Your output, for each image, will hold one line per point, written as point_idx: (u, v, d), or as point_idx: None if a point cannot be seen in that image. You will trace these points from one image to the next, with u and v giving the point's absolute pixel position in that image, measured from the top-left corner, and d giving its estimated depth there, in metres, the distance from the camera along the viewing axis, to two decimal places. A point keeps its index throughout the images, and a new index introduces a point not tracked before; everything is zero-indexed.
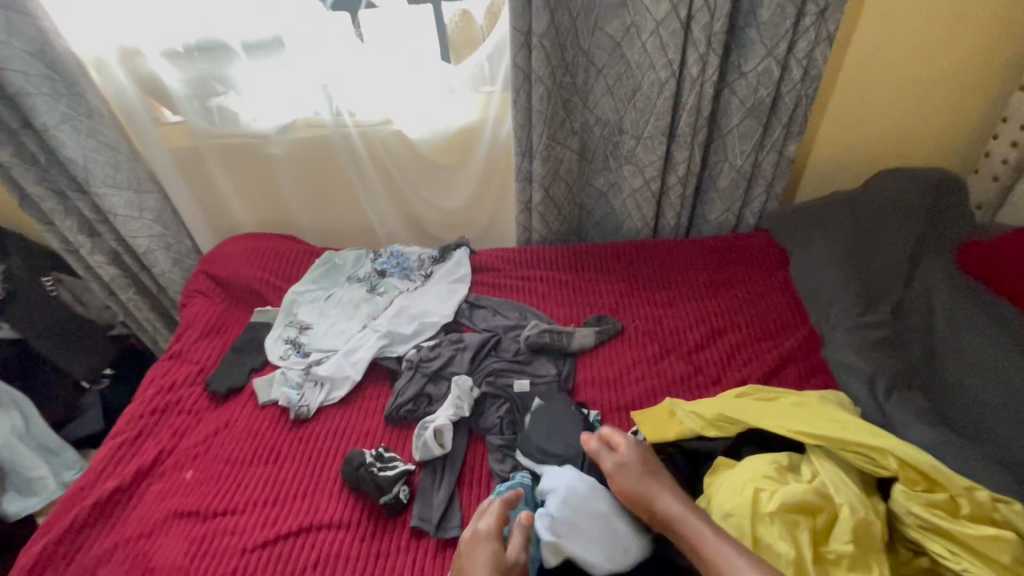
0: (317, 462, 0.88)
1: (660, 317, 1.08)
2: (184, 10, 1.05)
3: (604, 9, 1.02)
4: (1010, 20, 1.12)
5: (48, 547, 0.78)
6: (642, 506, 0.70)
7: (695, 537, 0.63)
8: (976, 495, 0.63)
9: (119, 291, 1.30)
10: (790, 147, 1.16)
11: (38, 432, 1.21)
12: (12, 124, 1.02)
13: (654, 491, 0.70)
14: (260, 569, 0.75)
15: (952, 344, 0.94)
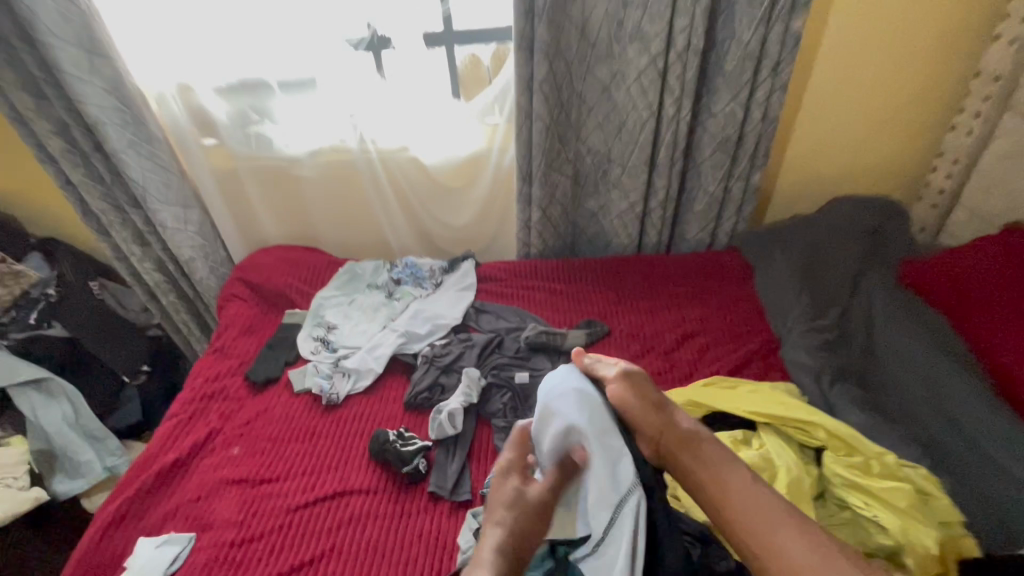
0: (347, 439, 1.02)
1: (642, 321, 1.25)
2: (233, 54, 1.21)
3: (595, 58, 1.21)
4: (938, 72, 1.32)
5: (118, 508, 0.92)
6: (657, 426, 0.83)
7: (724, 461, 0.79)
8: (886, 459, 0.81)
9: (160, 295, 1.44)
10: (755, 177, 1.33)
11: (85, 420, 1.34)
12: (85, 148, 1.17)
13: (672, 409, 0.86)
14: (304, 524, 0.89)
15: (887, 345, 1.11)
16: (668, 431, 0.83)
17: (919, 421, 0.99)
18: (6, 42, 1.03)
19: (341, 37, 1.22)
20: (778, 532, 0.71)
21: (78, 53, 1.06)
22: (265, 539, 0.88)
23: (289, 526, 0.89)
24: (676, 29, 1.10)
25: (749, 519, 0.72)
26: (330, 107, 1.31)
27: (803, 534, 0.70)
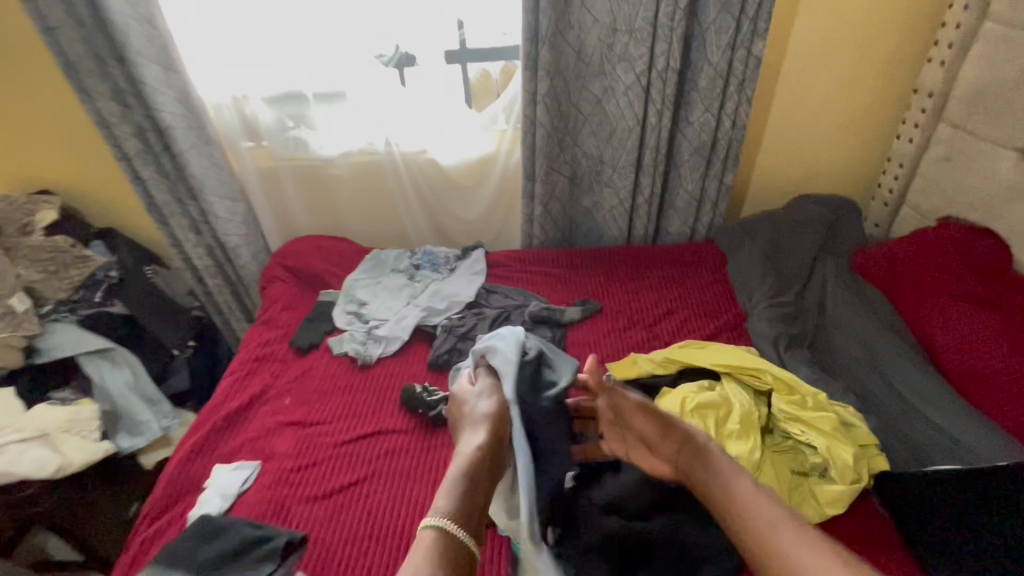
0: (382, 391, 1.22)
1: (629, 300, 1.45)
2: (279, 70, 1.42)
3: (589, 75, 1.42)
4: (882, 89, 1.54)
5: (194, 442, 1.11)
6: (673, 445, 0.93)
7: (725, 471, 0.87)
8: (819, 396, 1.02)
9: (208, 278, 1.64)
10: (728, 177, 1.53)
11: (143, 385, 1.54)
12: (157, 148, 1.37)
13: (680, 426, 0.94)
14: (350, 455, 1.09)
15: (835, 317, 1.32)
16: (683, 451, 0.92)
17: (856, 377, 1.19)
18: (102, 60, 1.25)
19: (373, 55, 1.42)
20: (780, 535, 0.78)
21: (157, 70, 1.27)
22: (317, 466, 1.07)
23: (336, 457, 1.08)
24: (656, 52, 1.31)
25: (756, 529, 0.80)
26: (359, 115, 1.50)
27: (799, 536, 0.78)
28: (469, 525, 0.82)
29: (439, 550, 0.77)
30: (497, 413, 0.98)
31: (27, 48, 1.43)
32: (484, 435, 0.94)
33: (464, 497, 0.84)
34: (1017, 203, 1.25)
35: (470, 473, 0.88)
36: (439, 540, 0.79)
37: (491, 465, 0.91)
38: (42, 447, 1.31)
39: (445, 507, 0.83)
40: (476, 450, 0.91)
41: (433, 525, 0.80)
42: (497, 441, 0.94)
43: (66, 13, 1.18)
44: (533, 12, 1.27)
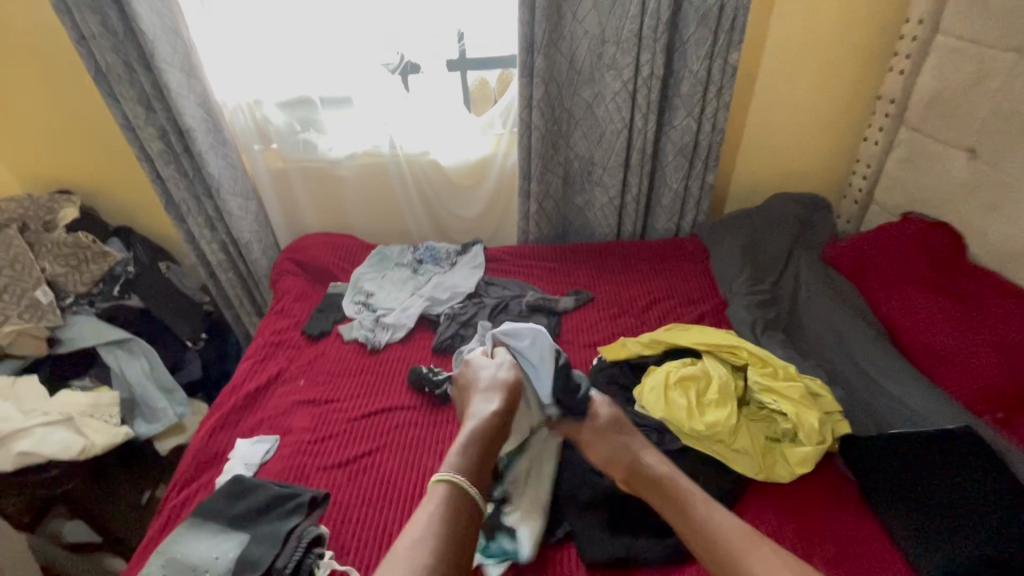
0: (390, 373, 1.31)
1: (619, 291, 1.56)
2: (292, 77, 1.52)
3: (580, 83, 1.53)
4: (849, 96, 1.68)
5: (218, 418, 1.20)
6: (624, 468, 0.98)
7: (684, 498, 0.92)
8: (789, 369, 1.13)
9: (221, 273, 1.73)
10: (710, 177, 1.65)
11: (159, 374, 1.61)
12: (177, 149, 1.48)
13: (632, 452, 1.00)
14: (362, 429, 1.17)
15: (807, 303, 1.43)
16: (633, 473, 0.97)
17: (826, 356, 1.30)
18: (130, 67, 1.36)
19: (380, 63, 1.52)
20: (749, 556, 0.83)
21: (179, 75, 1.38)
22: (333, 439, 1.15)
23: (350, 431, 1.17)
24: (641, 62, 1.43)
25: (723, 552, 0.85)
26: (366, 119, 1.61)
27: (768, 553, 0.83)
28: (477, 483, 0.92)
29: (450, 504, 0.87)
30: (512, 384, 1.08)
31: (55, 57, 1.54)
32: (498, 402, 1.04)
33: (474, 459, 0.94)
34: (970, 198, 1.37)
35: (481, 435, 0.98)
36: (449, 492, 0.89)
37: (501, 427, 1.02)
38: (65, 430, 1.38)
39: (457, 466, 0.92)
40: (492, 413, 1.01)
41: (446, 479, 0.90)
42: (508, 410, 1.04)
43: (100, 24, 1.29)
44: (528, 24, 1.38)
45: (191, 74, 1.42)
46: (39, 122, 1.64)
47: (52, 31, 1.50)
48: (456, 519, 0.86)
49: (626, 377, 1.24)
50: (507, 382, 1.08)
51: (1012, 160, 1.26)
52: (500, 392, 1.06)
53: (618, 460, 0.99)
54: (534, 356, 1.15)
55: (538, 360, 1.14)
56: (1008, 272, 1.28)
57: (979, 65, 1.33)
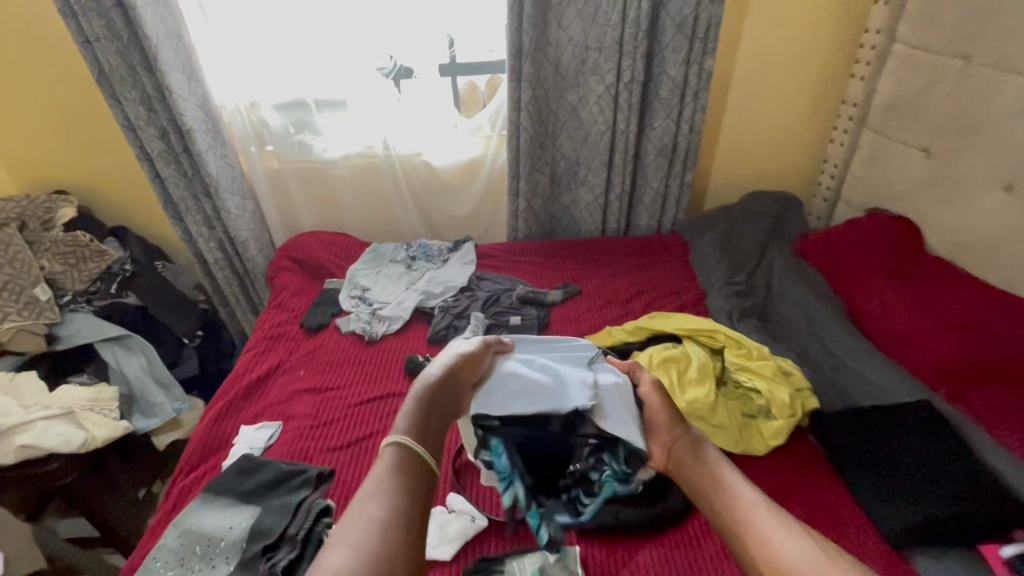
0: (389, 362, 1.37)
1: (604, 284, 1.64)
2: (289, 81, 1.58)
3: (565, 87, 1.62)
4: (816, 100, 1.79)
5: (221, 406, 1.24)
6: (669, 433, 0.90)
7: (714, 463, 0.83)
8: (762, 350, 1.22)
9: (218, 270, 1.77)
10: (689, 176, 1.75)
11: (157, 370, 1.64)
12: (178, 149, 1.53)
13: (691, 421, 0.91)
14: (363, 414, 1.22)
15: (781, 292, 1.53)
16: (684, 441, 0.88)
17: (798, 340, 1.40)
18: (134, 70, 1.41)
19: (375, 68, 1.59)
20: (760, 520, 0.74)
21: (181, 78, 1.44)
22: (334, 423, 1.20)
23: (351, 416, 1.22)
24: (623, 67, 1.52)
25: (736, 513, 0.76)
26: (361, 121, 1.67)
27: (781, 522, 0.73)
28: (427, 446, 0.77)
29: (398, 464, 0.72)
30: (473, 356, 0.93)
31: (55, 61, 1.58)
32: (447, 365, 0.88)
33: (423, 420, 0.79)
34: (926, 193, 1.48)
35: (431, 398, 0.82)
36: (397, 455, 0.74)
37: (450, 397, 0.86)
38: (66, 423, 1.40)
39: (406, 427, 0.78)
40: (438, 378, 0.86)
41: (395, 440, 0.75)
42: (460, 382, 0.89)
43: (104, 28, 1.34)
44: (517, 31, 1.46)
45: (193, 77, 1.48)
46: (36, 125, 1.67)
47: (54, 35, 1.54)
48: (410, 487, 0.71)
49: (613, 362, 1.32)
50: (466, 352, 0.92)
51: (962, 157, 1.38)
52: (450, 360, 0.90)
53: (658, 428, 0.91)
54: (555, 360, 1.02)
55: (557, 358, 1.02)
56: (960, 260, 1.40)
57: (931, 71, 1.45)
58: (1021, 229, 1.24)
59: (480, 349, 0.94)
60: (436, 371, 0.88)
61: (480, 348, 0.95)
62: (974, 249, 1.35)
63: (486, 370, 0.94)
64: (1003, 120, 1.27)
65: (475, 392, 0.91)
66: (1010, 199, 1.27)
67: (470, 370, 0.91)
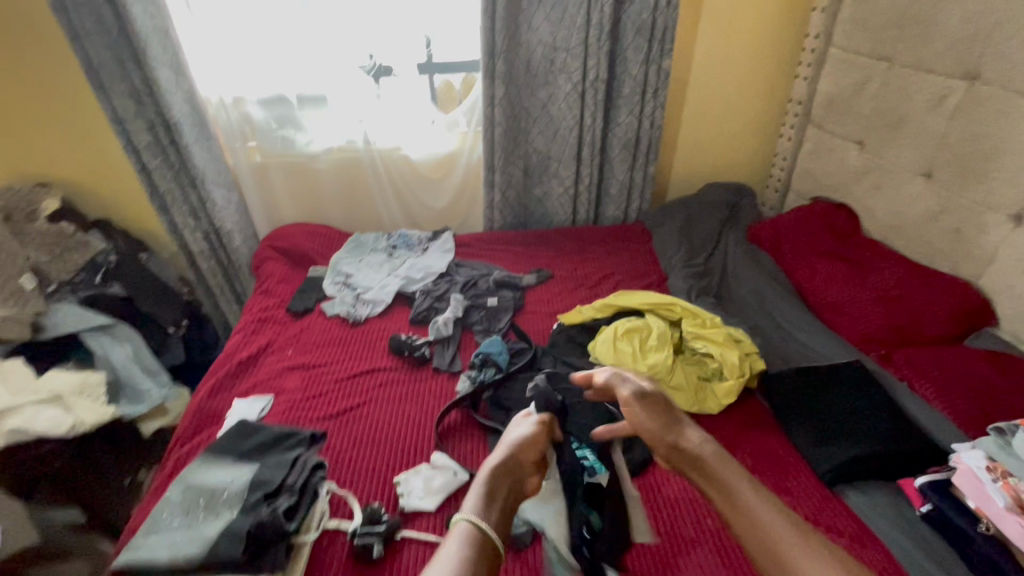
0: (374, 341, 1.46)
1: (575, 268, 1.75)
2: (272, 78, 1.65)
3: (536, 85, 1.73)
4: (764, 99, 1.96)
5: (214, 382, 1.31)
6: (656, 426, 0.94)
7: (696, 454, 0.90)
8: (716, 320, 1.35)
9: (203, 261, 1.82)
10: (651, 168, 1.88)
11: (143, 356, 1.68)
12: (165, 141, 1.60)
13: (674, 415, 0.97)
14: (351, 387, 1.31)
15: (735, 273, 1.67)
16: (675, 451, 0.90)
17: (749, 315, 1.54)
18: (123, 63, 1.48)
19: (356, 66, 1.67)
20: (736, 492, 0.83)
21: (169, 73, 1.51)
22: (323, 396, 1.28)
23: (339, 388, 1.30)
24: (588, 66, 1.64)
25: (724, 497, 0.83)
26: (342, 116, 1.75)
27: (755, 495, 0.82)
28: (495, 522, 0.76)
29: (471, 547, 0.71)
30: (531, 440, 0.89)
31: (40, 56, 1.61)
32: (505, 453, 0.86)
33: (490, 498, 0.78)
34: (860, 181, 1.65)
35: (495, 483, 0.81)
36: (470, 534, 0.73)
37: (518, 481, 0.85)
38: (55, 408, 1.43)
39: (478, 505, 0.77)
40: (499, 465, 0.83)
41: (467, 520, 0.74)
42: (522, 467, 0.86)
43: (95, 23, 1.42)
44: (489, 32, 1.57)
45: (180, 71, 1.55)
46: (19, 118, 1.70)
47: (41, 33, 1.59)
48: (483, 562, 0.70)
49: (583, 337, 1.43)
50: (519, 438, 0.89)
51: (889, 149, 1.54)
52: (511, 445, 0.87)
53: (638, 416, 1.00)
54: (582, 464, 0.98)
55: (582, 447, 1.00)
56: (891, 241, 1.56)
57: (862, 73, 1.62)
58: (938, 210, 1.41)
59: (534, 428, 0.91)
60: (500, 455, 0.85)
61: (532, 430, 0.90)
62: (901, 230, 1.52)
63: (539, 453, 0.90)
64: (922, 114, 1.43)
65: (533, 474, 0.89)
66: (929, 184, 1.43)
67: (527, 460, 0.87)
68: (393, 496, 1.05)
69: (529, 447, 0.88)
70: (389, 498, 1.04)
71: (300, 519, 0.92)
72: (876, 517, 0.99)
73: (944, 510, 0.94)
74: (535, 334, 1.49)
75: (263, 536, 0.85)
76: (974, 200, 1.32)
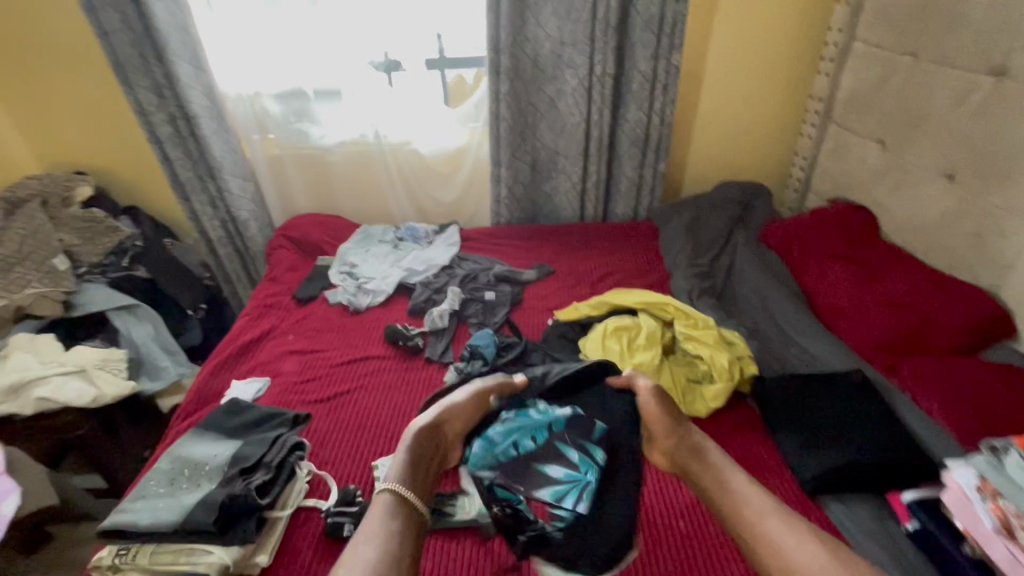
0: (371, 329, 1.50)
1: (578, 265, 1.74)
2: (287, 73, 1.71)
3: (544, 80, 1.72)
4: (784, 95, 1.90)
5: (217, 362, 1.38)
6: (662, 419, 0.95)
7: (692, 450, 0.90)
8: (709, 322, 1.32)
9: (220, 247, 1.92)
10: (661, 165, 1.85)
11: (163, 337, 1.76)
12: (185, 133, 1.69)
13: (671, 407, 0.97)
14: (343, 373, 1.35)
15: (741, 274, 1.63)
16: (682, 445, 0.96)
17: (751, 318, 1.49)
18: (147, 60, 1.58)
19: (367, 60, 1.70)
20: None
21: (188, 68, 1.60)
22: (317, 379, 1.32)
23: (333, 373, 1.34)
24: (594, 61, 1.63)
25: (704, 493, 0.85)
26: (354, 110, 1.79)
27: None
28: (416, 489, 0.88)
29: (389, 509, 0.83)
30: (460, 411, 1.04)
31: (80, 52, 1.74)
32: (429, 421, 1.00)
33: (410, 468, 0.90)
34: (880, 182, 1.57)
35: (416, 449, 0.94)
36: (391, 502, 0.85)
37: (435, 449, 0.98)
38: (79, 380, 1.52)
39: (399, 475, 0.89)
40: (419, 436, 0.96)
41: (388, 488, 0.86)
42: (443, 434, 1.01)
43: (121, 21, 1.51)
44: (495, 26, 1.58)
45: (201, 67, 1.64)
46: (62, 110, 1.84)
47: (81, 32, 1.71)
48: (407, 524, 0.83)
49: (576, 334, 1.42)
50: (447, 407, 1.03)
51: (909, 149, 1.46)
52: (435, 414, 1.01)
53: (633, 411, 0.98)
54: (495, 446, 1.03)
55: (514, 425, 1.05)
56: (908, 246, 1.48)
57: (885, 68, 1.54)
58: (958, 213, 1.33)
59: (465, 398, 1.06)
60: (423, 424, 0.99)
61: (461, 403, 1.04)
62: (920, 234, 1.43)
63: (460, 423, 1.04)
64: (944, 112, 1.36)
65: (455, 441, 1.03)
66: (950, 186, 1.35)
67: (448, 428, 1.02)
68: (370, 479, 1.07)
69: (453, 417, 1.03)
70: (366, 481, 1.07)
71: (273, 495, 0.96)
72: (859, 530, 0.95)
73: (931, 529, 0.91)
74: (529, 329, 1.49)
75: (233, 507, 0.91)
76: (995, 204, 1.24)
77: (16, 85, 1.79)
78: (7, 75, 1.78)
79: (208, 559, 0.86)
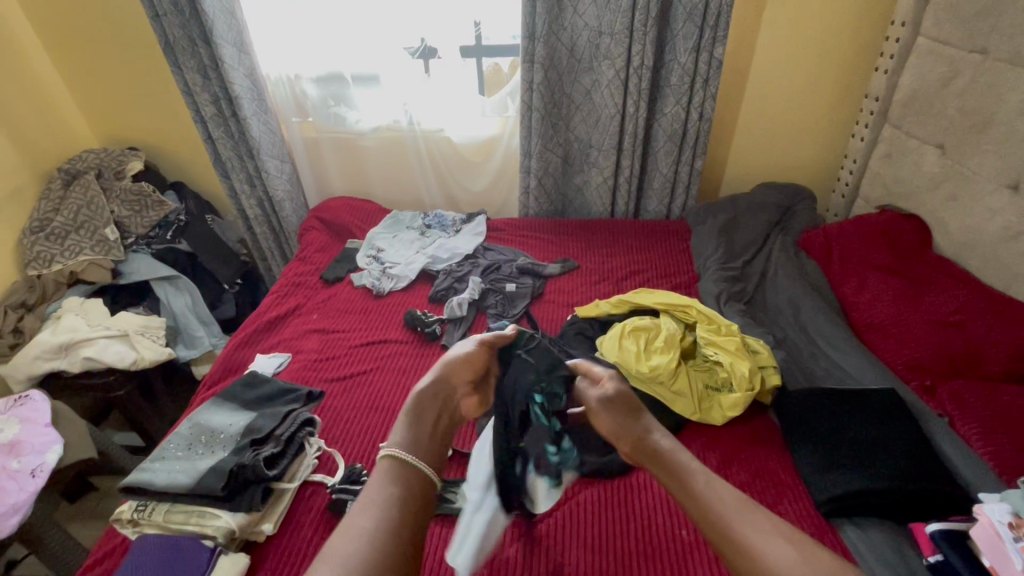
0: (392, 313, 1.52)
1: (603, 261, 1.70)
2: (325, 56, 1.74)
3: (580, 69, 1.69)
4: (835, 92, 1.79)
5: (243, 336, 1.43)
6: (632, 436, 0.90)
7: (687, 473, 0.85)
8: (733, 328, 1.27)
9: (258, 226, 2.01)
10: (698, 163, 1.78)
11: (199, 307, 1.84)
12: (228, 113, 1.76)
13: (641, 430, 0.91)
14: (360, 354, 1.37)
15: (773, 280, 1.56)
16: (638, 448, 0.90)
17: (781, 327, 1.42)
18: (195, 43, 1.64)
19: (403, 46, 1.71)
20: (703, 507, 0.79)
21: (231, 50, 1.65)
22: (335, 359, 1.36)
23: (352, 354, 1.37)
24: (633, 52, 1.57)
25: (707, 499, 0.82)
26: (391, 97, 1.81)
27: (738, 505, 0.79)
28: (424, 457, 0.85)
29: (389, 475, 0.80)
30: (465, 359, 0.96)
31: (138, 35, 1.84)
32: (435, 375, 0.94)
33: (421, 438, 0.87)
34: (935, 191, 1.46)
35: (421, 415, 0.90)
36: (391, 467, 0.82)
37: (440, 406, 0.92)
38: (121, 343, 1.61)
39: (401, 439, 0.86)
40: (425, 386, 0.92)
41: (387, 454, 0.83)
42: (456, 386, 0.95)
43: (171, 4, 1.57)
44: (531, 15, 1.55)
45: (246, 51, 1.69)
46: (120, 89, 1.95)
47: (137, 15, 1.80)
48: (414, 507, 0.78)
49: (594, 331, 1.40)
50: (451, 358, 0.96)
51: (972, 155, 1.35)
52: (442, 367, 0.95)
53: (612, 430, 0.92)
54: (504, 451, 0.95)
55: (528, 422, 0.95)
56: (962, 260, 1.37)
57: (949, 68, 1.43)
58: (1020, 229, 1.22)
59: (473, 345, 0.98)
60: (425, 384, 0.93)
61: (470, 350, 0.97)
62: (977, 249, 1.32)
63: (469, 370, 0.96)
64: (1013, 117, 1.24)
65: (467, 390, 0.96)
66: (1014, 198, 1.24)
67: (457, 377, 0.95)
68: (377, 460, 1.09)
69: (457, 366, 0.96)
70: (373, 462, 1.09)
71: (281, 467, 1.00)
72: (860, 566, 0.90)
73: (953, 561, 0.84)
74: (547, 323, 1.48)
75: (242, 476, 0.95)
76: None
77: (79, 63, 1.91)
78: (72, 54, 1.90)
79: (215, 522, 0.91)
